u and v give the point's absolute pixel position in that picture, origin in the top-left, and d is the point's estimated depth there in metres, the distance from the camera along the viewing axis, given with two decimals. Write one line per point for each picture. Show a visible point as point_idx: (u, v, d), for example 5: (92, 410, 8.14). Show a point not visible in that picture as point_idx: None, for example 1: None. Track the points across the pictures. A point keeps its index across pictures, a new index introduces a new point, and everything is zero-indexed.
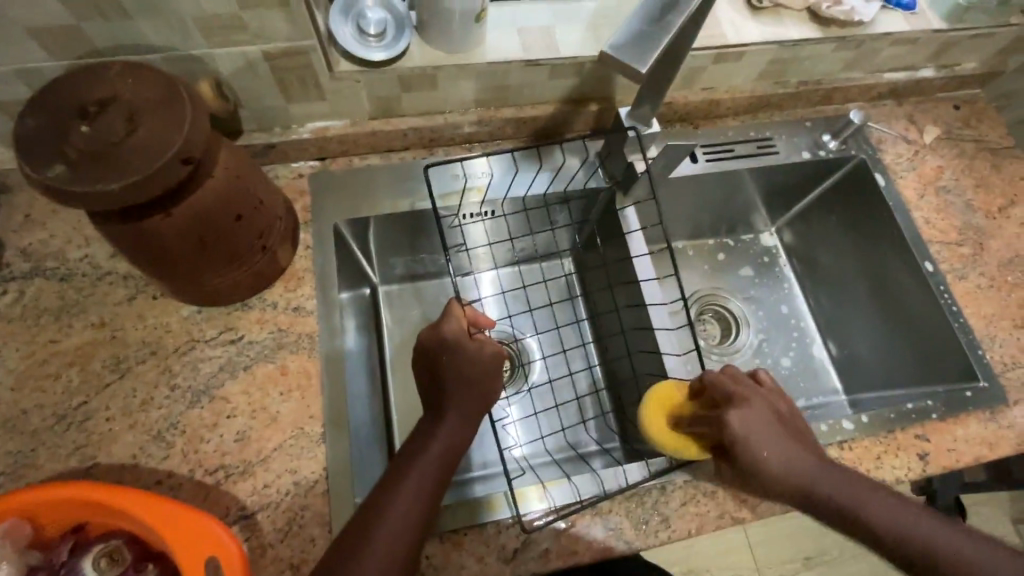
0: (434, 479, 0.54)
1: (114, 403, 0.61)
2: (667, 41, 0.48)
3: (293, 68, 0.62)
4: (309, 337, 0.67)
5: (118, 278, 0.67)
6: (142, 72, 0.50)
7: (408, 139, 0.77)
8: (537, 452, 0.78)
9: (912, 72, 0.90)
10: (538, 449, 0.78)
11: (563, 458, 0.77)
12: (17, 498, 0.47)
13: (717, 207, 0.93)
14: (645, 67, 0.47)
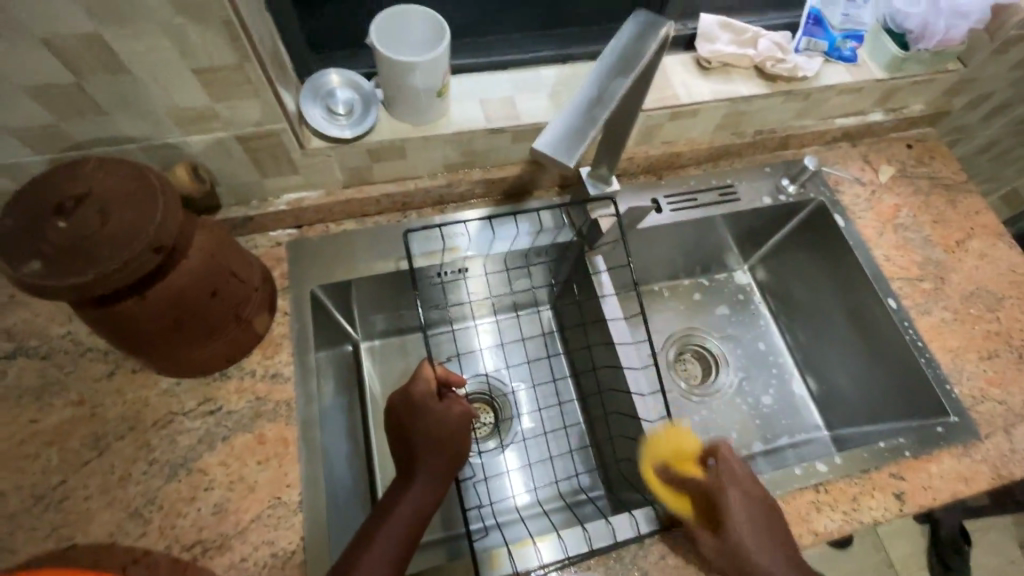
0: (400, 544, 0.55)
1: (92, 481, 0.62)
2: (595, 135, 0.50)
3: (266, 148, 0.66)
4: (286, 404, 0.68)
5: (98, 354, 0.68)
6: (117, 167, 0.53)
7: (381, 205, 0.80)
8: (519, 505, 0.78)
9: (863, 116, 0.94)
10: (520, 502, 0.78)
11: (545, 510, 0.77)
12: None
13: (688, 251, 0.96)
14: (577, 162, 0.48)
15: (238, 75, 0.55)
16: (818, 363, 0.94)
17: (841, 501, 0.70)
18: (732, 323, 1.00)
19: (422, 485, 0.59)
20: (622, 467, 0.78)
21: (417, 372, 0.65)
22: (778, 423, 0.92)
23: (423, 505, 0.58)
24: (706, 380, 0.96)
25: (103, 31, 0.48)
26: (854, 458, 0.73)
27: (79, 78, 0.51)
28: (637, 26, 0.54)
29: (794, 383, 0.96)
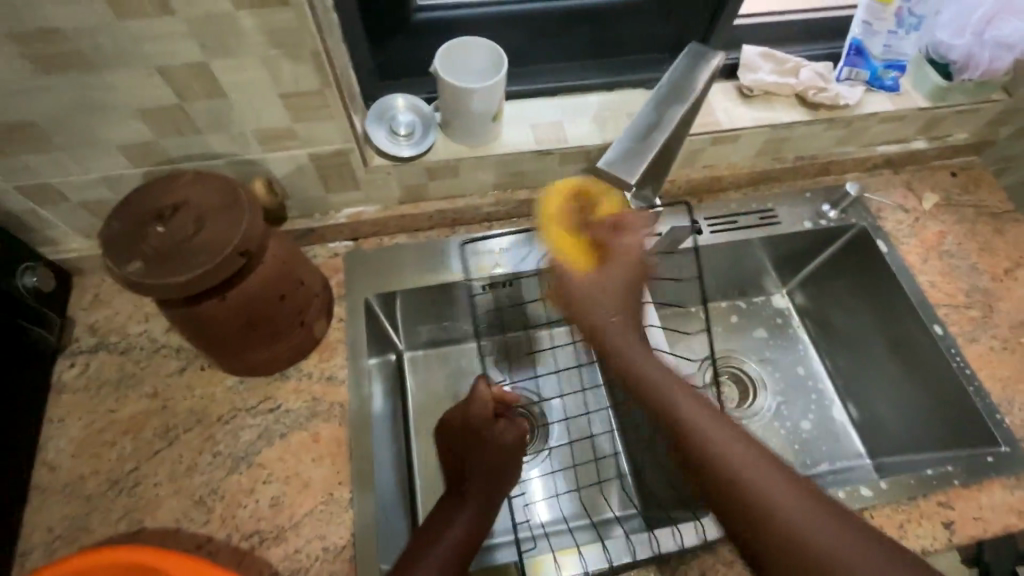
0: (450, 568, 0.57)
1: (162, 469, 0.66)
2: (652, 156, 0.53)
3: (335, 165, 0.71)
4: (340, 405, 0.72)
5: (171, 351, 0.74)
6: (209, 180, 0.59)
7: (432, 221, 0.84)
8: (556, 518, 0.79)
9: (905, 144, 0.95)
10: (556, 515, 0.79)
11: (581, 524, 0.78)
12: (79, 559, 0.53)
13: (726, 273, 0.97)
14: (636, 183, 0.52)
15: (319, 99, 0.61)
16: (860, 390, 0.93)
17: (886, 527, 0.70)
18: (770, 346, 1.00)
19: (471, 513, 0.63)
20: (659, 481, 0.78)
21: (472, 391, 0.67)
22: (818, 449, 0.91)
23: (469, 534, 0.61)
24: (744, 402, 0.96)
25: (209, 59, 0.54)
26: (900, 484, 0.72)
27: (182, 100, 0.57)
28: (689, 57, 0.58)
29: (834, 409, 0.95)
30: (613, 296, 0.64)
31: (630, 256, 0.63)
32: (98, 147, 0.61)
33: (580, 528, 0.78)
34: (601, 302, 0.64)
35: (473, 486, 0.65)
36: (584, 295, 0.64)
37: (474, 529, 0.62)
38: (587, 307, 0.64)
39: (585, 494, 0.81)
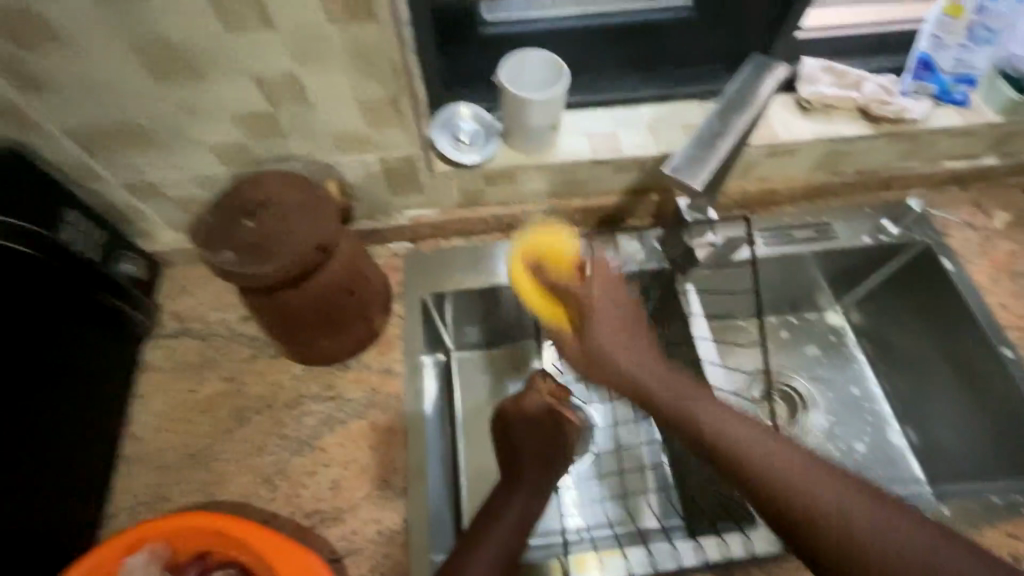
0: (505, 553, 0.61)
1: (234, 447, 0.72)
2: (718, 163, 0.55)
3: (402, 170, 0.76)
4: (397, 397, 0.75)
5: (244, 338, 0.79)
6: (293, 181, 0.64)
7: (488, 225, 0.88)
8: (598, 524, 0.80)
9: (974, 160, 0.92)
10: (599, 521, 0.80)
11: (623, 532, 0.79)
12: (167, 522, 0.58)
13: (778, 287, 0.96)
14: (702, 186, 0.54)
15: (394, 107, 0.65)
16: (920, 414, 0.90)
17: None
18: (822, 364, 0.98)
19: (523, 497, 0.65)
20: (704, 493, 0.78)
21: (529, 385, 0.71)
22: (874, 472, 0.88)
23: (523, 520, 0.64)
24: (794, 421, 0.94)
25: (301, 69, 0.59)
26: (963, 510, 0.69)
27: (273, 107, 0.63)
28: (751, 70, 0.60)
29: (892, 433, 0.91)
30: (627, 329, 0.62)
31: (620, 283, 0.64)
32: (196, 149, 0.68)
33: (620, 535, 0.78)
34: (601, 321, 0.62)
35: (527, 475, 0.67)
36: (595, 351, 0.61)
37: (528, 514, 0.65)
38: (606, 365, 0.60)
39: (628, 501, 0.81)
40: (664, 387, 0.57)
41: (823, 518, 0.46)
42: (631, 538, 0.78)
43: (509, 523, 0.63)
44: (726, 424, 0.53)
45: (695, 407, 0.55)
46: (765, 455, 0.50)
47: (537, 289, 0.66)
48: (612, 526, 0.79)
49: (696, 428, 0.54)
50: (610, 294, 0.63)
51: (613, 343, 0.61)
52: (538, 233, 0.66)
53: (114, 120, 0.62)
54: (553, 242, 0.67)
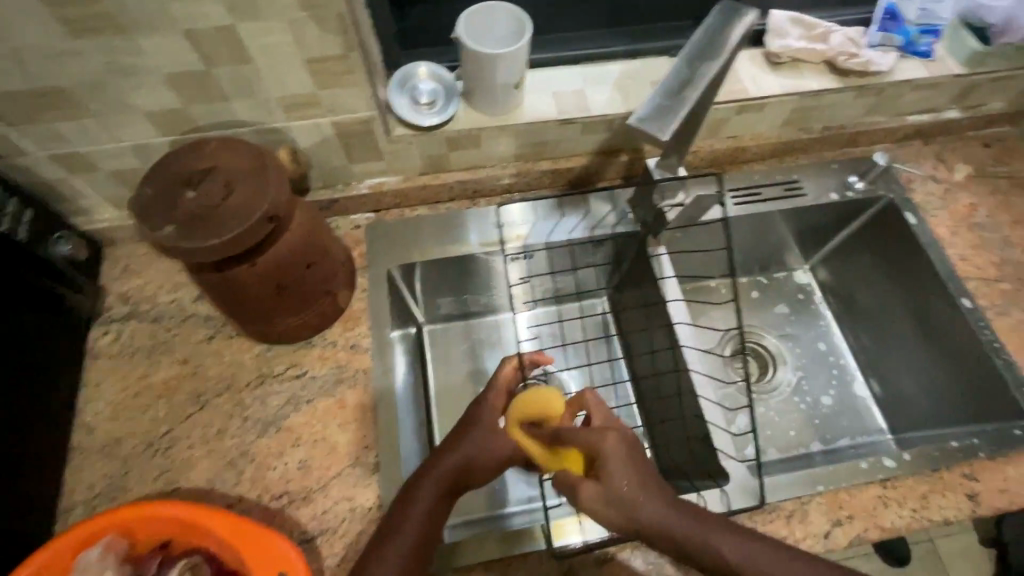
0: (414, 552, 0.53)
1: (194, 432, 0.68)
2: (684, 112, 0.53)
3: (358, 134, 0.71)
4: (364, 373, 0.73)
5: (200, 319, 0.75)
6: (237, 147, 0.59)
7: (454, 191, 0.84)
8: None
9: (937, 113, 0.92)
10: None
11: None
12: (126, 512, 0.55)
13: (749, 247, 0.96)
14: (669, 137, 0.52)
15: (343, 64, 0.60)
16: (885, 368, 0.92)
17: (909, 498, 0.68)
18: (790, 322, 1.00)
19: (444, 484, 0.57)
20: (679, 452, 0.79)
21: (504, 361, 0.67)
22: (839, 424, 0.92)
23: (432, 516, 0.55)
24: (763, 378, 0.96)
25: (236, 22, 0.54)
26: (924, 456, 0.70)
27: (209, 66, 0.58)
28: (721, 14, 0.56)
29: (856, 385, 0.95)
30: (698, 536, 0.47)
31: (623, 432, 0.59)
32: (128, 115, 0.62)
33: None
34: (619, 476, 0.49)
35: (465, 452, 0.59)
36: (611, 501, 0.49)
37: (449, 495, 0.57)
38: (610, 510, 0.49)
39: None
40: (683, 521, 0.47)
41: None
42: None
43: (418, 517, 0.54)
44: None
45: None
46: None
47: (540, 443, 0.60)
48: None
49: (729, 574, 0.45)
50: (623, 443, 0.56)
51: (625, 477, 0.49)
52: (528, 396, 0.62)
53: (30, 82, 0.56)
54: (549, 404, 0.63)
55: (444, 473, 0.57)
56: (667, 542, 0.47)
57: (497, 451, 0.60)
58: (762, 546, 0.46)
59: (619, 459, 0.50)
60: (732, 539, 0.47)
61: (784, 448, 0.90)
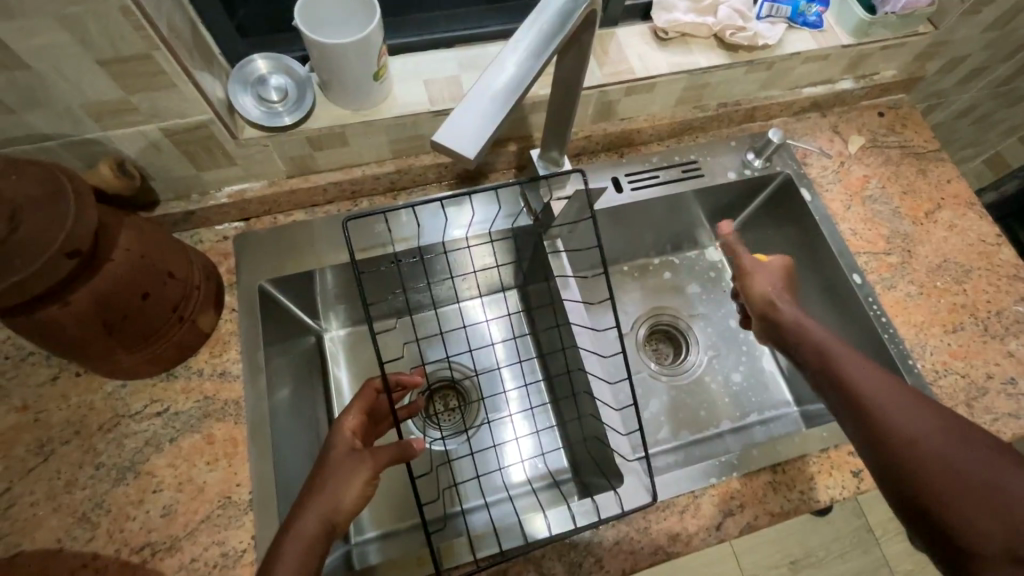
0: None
1: (38, 488, 0.61)
2: (495, 127, 0.45)
3: (196, 139, 0.63)
4: (235, 403, 0.67)
5: (41, 358, 0.67)
6: (29, 170, 0.51)
7: (329, 194, 0.77)
8: (494, 487, 0.78)
9: (831, 85, 0.91)
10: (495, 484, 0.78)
11: (520, 493, 0.77)
12: None
13: (656, 229, 0.94)
14: (475, 155, 0.44)
15: (150, 65, 0.52)
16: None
17: (797, 481, 0.69)
18: (702, 301, 1.00)
19: (310, 537, 0.51)
20: (585, 448, 0.77)
21: (363, 388, 0.62)
22: (748, 400, 0.93)
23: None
24: (677, 359, 0.97)
25: None
26: (814, 436, 0.71)
27: None
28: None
29: (764, 359, 0.96)
30: (817, 338, 0.66)
31: (790, 272, 0.77)
32: None
33: (516, 496, 0.77)
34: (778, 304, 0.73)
35: (320, 498, 0.53)
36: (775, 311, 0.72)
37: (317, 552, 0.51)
38: (787, 318, 0.71)
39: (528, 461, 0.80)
40: (806, 330, 0.68)
41: (953, 495, 0.51)
42: (526, 497, 0.77)
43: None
44: (910, 415, 0.56)
45: (876, 391, 0.58)
46: (868, 392, 0.59)
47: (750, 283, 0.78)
48: (510, 488, 0.78)
49: (843, 375, 0.61)
50: (779, 281, 0.76)
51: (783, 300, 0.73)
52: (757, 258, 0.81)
53: None
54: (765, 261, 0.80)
55: (306, 532, 0.51)
56: (801, 342, 0.68)
57: (354, 486, 0.54)
58: (860, 361, 0.62)
59: (783, 298, 0.73)
60: (836, 343, 0.65)
61: (695, 428, 0.90)
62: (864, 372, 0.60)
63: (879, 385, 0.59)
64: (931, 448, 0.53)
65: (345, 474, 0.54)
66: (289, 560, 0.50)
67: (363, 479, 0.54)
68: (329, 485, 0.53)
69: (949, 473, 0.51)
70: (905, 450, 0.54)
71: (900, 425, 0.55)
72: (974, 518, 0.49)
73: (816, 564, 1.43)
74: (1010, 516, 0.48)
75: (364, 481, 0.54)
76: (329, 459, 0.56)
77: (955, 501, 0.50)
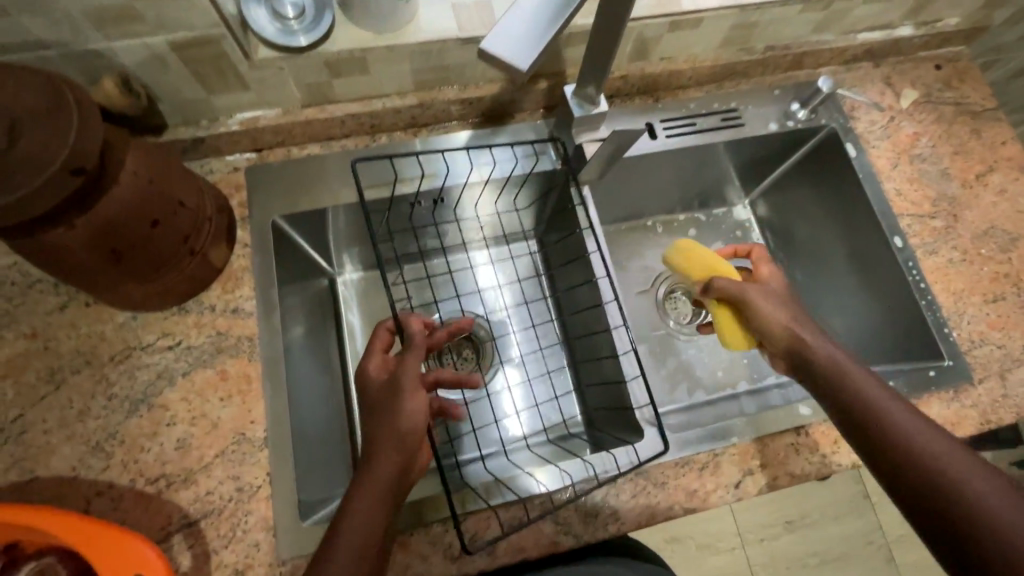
0: (363, 568, 0.47)
1: (50, 415, 0.60)
2: (549, 39, 0.42)
3: (207, 58, 0.59)
4: (248, 340, 0.65)
5: (48, 286, 0.65)
6: (27, 77, 0.46)
7: (347, 127, 0.73)
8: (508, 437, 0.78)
9: (889, 31, 0.84)
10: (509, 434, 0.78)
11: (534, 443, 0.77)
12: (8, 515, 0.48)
13: (686, 182, 0.90)
14: (529, 70, 0.41)
15: None
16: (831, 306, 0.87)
17: (820, 444, 0.68)
18: None
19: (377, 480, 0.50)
20: (603, 403, 0.76)
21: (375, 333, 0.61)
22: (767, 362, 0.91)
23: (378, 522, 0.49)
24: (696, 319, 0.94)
25: None
26: None
27: None
28: None
29: None
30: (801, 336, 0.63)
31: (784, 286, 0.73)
32: None
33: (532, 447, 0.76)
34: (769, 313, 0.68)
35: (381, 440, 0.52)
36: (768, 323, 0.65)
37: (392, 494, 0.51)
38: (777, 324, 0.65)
39: (541, 414, 0.80)
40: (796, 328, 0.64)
41: (956, 506, 0.49)
42: (540, 449, 0.76)
43: (361, 527, 0.48)
44: (907, 419, 0.55)
45: (877, 393, 0.57)
46: (869, 392, 0.57)
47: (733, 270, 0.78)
48: (526, 438, 0.77)
49: (840, 371, 0.59)
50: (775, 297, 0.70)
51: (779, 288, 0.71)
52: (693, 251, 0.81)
53: None
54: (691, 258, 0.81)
55: (381, 472, 0.50)
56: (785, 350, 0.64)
57: (413, 427, 0.52)
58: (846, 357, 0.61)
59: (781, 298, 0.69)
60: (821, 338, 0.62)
61: (711, 388, 0.88)
62: (859, 371, 0.59)
63: (878, 389, 0.57)
64: (927, 454, 0.52)
65: (393, 404, 0.53)
66: (363, 505, 0.49)
67: (421, 401, 0.54)
68: (387, 429, 0.52)
69: (943, 480, 0.50)
70: (903, 455, 0.53)
71: (898, 429, 0.54)
72: (977, 527, 0.48)
73: (813, 525, 1.45)
74: (1006, 524, 0.47)
75: (422, 400, 0.54)
76: (371, 404, 0.55)
77: (933, 506, 0.50)
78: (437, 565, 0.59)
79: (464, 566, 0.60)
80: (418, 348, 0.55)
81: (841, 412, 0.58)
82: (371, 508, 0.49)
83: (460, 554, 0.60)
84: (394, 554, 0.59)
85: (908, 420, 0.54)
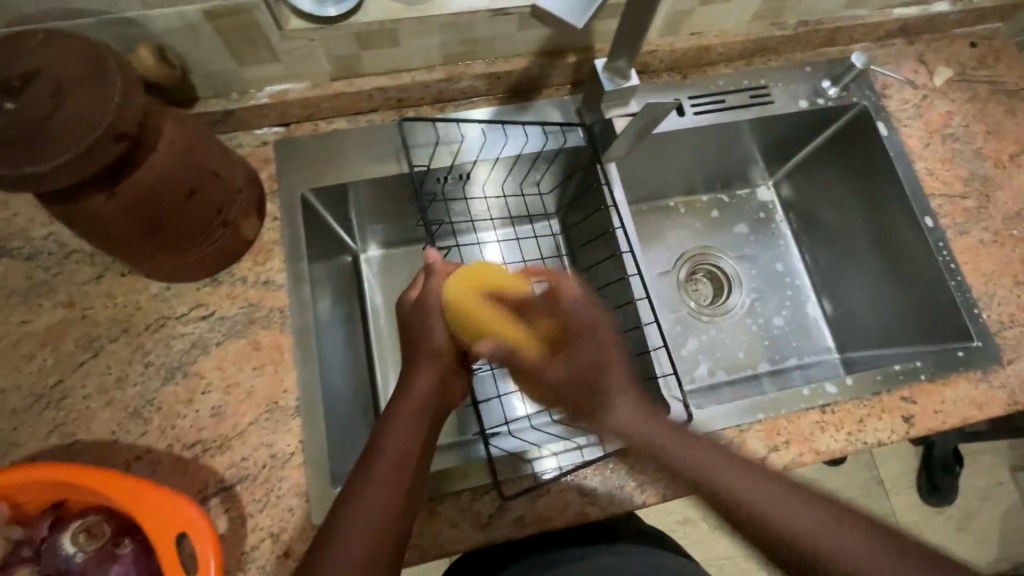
0: (406, 465, 0.52)
1: (89, 382, 0.62)
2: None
3: (241, 27, 0.59)
4: (280, 311, 0.66)
5: (84, 256, 0.66)
6: (69, 43, 0.47)
7: (374, 101, 0.73)
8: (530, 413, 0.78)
9: (924, 7, 0.83)
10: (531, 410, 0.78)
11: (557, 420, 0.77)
12: (55, 474, 0.50)
13: (711, 162, 0.89)
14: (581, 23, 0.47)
15: None
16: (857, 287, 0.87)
17: (845, 422, 0.68)
18: (749, 242, 0.96)
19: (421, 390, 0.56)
20: None
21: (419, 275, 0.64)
22: (788, 344, 0.90)
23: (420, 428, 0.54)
24: (717, 300, 0.93)
25: None
26: (865, 380, 0.69)
27: None
28: None
29: (809, 305, 0.93)
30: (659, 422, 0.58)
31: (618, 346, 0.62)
32: None
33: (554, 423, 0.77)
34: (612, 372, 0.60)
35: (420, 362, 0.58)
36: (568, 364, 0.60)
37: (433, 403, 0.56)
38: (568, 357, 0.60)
39: None
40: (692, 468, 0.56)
41: None
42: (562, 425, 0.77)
43: (406, 431, 0.53)
44: (804, 518, 0.51)
45: (759, 500, 0.53)
46: (752, 495, 0.53)
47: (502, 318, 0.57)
48: None
49: (705, 479, 0.55)
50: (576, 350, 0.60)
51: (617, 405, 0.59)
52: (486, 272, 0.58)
53: None
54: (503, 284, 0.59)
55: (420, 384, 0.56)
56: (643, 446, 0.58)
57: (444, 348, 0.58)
58: (711, 454, 0.56)
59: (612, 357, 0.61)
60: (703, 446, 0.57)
61: (731, 368, 0.88)
62: (709, 459, 0.56)
63: (742, 482, 0.54)
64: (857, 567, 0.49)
65: (429, 331, 0.59)
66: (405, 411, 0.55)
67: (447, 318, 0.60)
68: (423, 351, 0.58)
69: None
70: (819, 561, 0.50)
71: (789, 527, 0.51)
72: None
73: None
74: None
75: (448, 319, 0.60)
76: (409, 333, 0.60)
77: None
78: (466, 532, 0.61)
79: (492, 534, 0.61)
80: (440, 273, 0.60)
81: (741, 528, 0.53)
82: (409, 422, 0.54)
83: (487, 522, 0.61)
84: (424, 520, 0.60)
85: (814, 524, 0.51)
